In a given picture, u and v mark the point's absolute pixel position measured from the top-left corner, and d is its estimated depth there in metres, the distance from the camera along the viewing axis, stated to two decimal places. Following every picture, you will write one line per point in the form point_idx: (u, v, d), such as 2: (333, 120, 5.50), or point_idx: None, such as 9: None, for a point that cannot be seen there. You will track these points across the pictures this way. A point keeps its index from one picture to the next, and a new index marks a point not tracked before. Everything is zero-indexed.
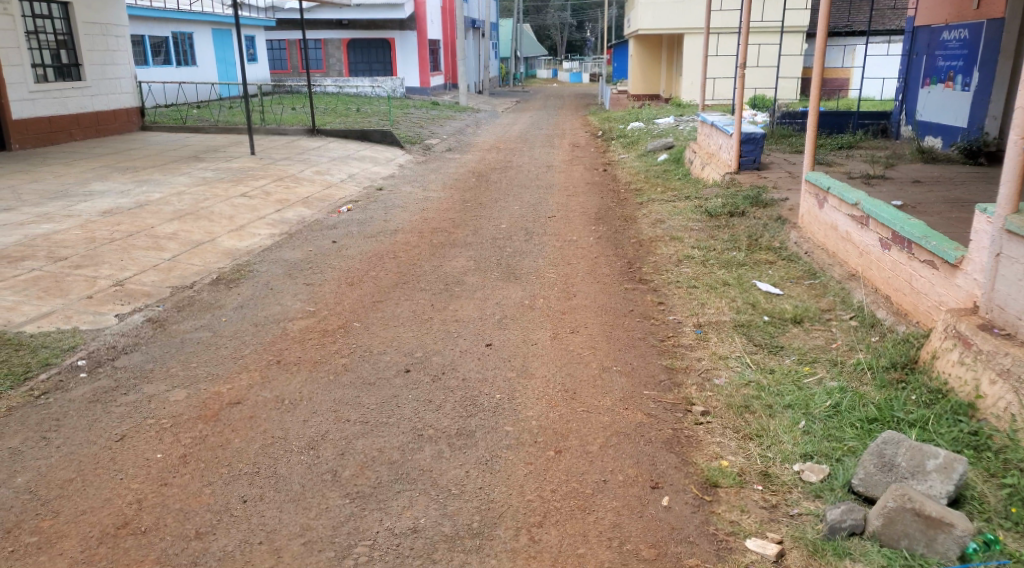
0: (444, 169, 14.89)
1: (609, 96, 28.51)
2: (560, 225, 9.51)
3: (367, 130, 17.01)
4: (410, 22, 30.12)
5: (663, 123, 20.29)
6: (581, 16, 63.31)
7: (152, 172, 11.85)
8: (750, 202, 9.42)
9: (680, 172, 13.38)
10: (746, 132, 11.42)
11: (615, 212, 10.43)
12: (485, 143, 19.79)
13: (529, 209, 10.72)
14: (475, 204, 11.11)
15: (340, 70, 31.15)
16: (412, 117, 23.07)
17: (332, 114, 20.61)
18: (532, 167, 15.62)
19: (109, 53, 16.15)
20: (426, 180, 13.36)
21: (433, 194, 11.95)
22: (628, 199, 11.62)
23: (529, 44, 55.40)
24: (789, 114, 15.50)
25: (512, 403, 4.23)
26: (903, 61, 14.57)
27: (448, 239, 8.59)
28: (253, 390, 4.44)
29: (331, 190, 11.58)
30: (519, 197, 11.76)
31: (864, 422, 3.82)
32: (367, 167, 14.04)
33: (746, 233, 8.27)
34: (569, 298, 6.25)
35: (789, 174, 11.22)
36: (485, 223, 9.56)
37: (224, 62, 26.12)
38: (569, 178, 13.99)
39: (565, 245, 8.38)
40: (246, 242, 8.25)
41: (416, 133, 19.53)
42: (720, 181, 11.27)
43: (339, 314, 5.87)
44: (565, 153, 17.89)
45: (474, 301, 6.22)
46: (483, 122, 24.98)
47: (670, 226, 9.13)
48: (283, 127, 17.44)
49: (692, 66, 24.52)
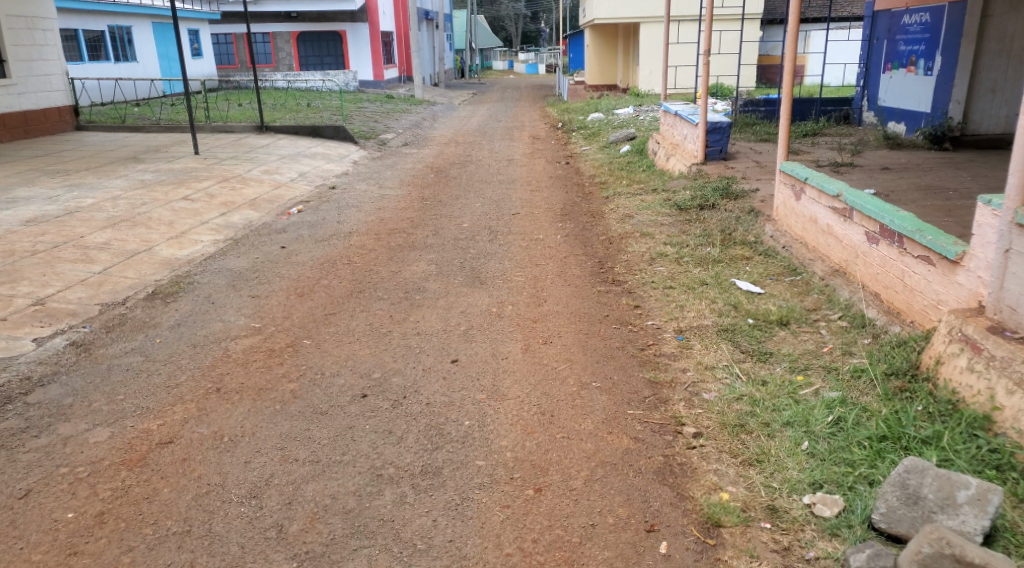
0: (400, 165, 14.33)
1: (566, 87, 28.14)
2: (524, 222, 9.08)
3: (319, 126, 16.34)
4: (361, 15, 29.37)
5: (623, 113, 19.95)
6: (534, 7, 62.80)
7: (86, 175, 11.11)
8: (720, 194, 9.07)
9: (644, 164, 13.01)
10: (711, 121, 11.09)
11: (582, 207, 10.01)
12: (443, 136, 19.24)
13: (491, 205, 10.26)
14: (433, 202, 10.59)
15: (290, 64, 30.28)
16: (367, 111, 22.40)
17: (282, 110, 19.85)
18: (492, 161, 15.14)
19: (36, 48, 15.24)
20: (382, 177, 12.80)
21: (390, 192, 11.40)
22: (593, 192, 11.23)
23: (483, 36, 54.71)
24: (751, 102, 15.25)
25: (481, 431, 3.77)
26: (865, 46, 14.39)
27: (407, 240, 8.08)
28: (187, 425, 3.92)
29: (280, 191, 10.97)
30: (480, 193, 11.27)
31: (873, 441, 3.44)
32: (319, 165, 13.42)
33: (719, 228, 7.91)
34: (540, 304, 5.81)
35: (756, 163, 10.93)
36: (445, 223, 9.06)
37: (166, 57, 25.14)
38: (530, 172, 13.55)
39: (531, 244, 7.93)
40: (187, 250, 7.64)
41: (371, 128, 18.91)
42: (687, 173, 10.93)
43: (288, 331, 5.35)
44: (525, 145, 17.45)
45: (436, 310, 5.74)
46: (439, 115, 24.40)
47: (639, 221, 8.73)
48: (230, 124, 16.68)
49: (650, 55, 24.22)
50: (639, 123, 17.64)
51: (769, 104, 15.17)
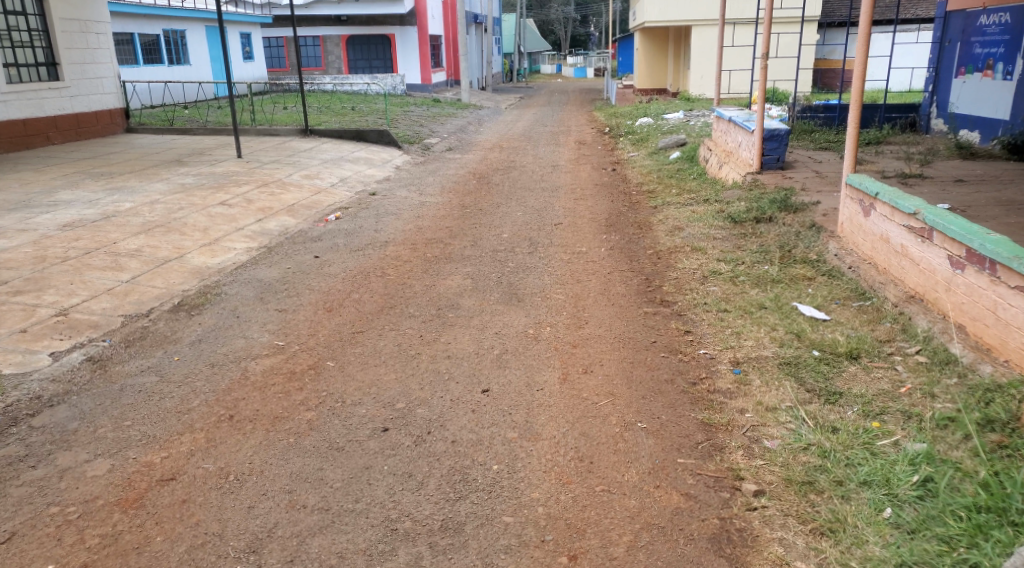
0: (442, 171, 14.02)
1: (615, 91, 27.62)
2: (568, 233, 8.65)
3: (363, 130, 16.16)
4: (411, 19, 29.28)
5: (672, 119, 19.38)
6: (584, 12, 62.34)
7: (127, 179, 11.01)
8: (778, 207, 8.52)
9: (695, 172, 12.48)
10: (769, 128, 10.52)
11: (629, 218, 9.53)
12: (487, 141, 18.92)
13: (534, 215, 9.87)
14: (474, 210, 10.24)
15: (340, 68, 30.37)
16: (412, 115, 22.22)
17: (327, 113, 19.76)
18: (536, 167, 14.76)
19: (89, 51, 15.32)
20: (424, 183, 12.52)
21: (431, 199, 11.10)
22: (641, 202, 10.74)
23: (531, 40, 54.40)
24: (810, 108, 14.57)
25: (511, 478, 3.39)
26: (933, 50, 13.64)
27: (445, 252, 7.73)
28: (192, 459, 3.59)
29: (320, 196, 10.75)
30: (523, 201, 10.88)
31: (970, 512, 2.96)
32: (360, 169, 13.20)
33: (777, 244, 7.37)
34: (581, 327, 5.39)
35: (816, 174, 10.32)
36: (485, 233, 8.69)
37: (219, 60, 25.32)
38: (576, 179, 13.12)
39: (573, 258, 7.49)
40: (218, 258, 7.40)
41: (416, 132, 18.68)
42: (741, 183, 10.38)
43: (312, 350, 5.01)
44: (571, 151, 17.02)
45: (470, 330, 5.36)
46: (485, 119, 24.11)
47: (689, 235, 8.24)
48: (275, 127, 16.59)
49: (700, 60, 23.60)
50: (690, 130, 17.07)
51: (828, 111, 14.48)
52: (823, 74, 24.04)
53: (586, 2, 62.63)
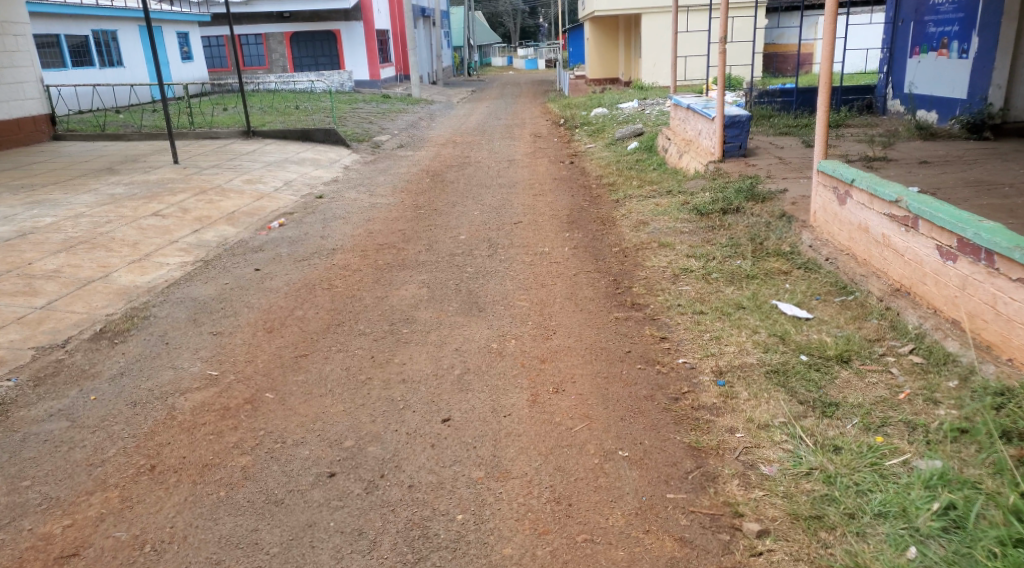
0: (394, 170, 13.45)
1: (567, 81, 27.23)
2: (527, 232, 8.21)
3: (309, 130, 15.49)
4: (355, 14, 28.48)
5: (627, 108, 19.06)
6: (533, 3, 61.90)
7: (52, 191, 10.25)
8: (745, 197, 8.17)
9: (655, 162, 12.14)
10: (729, 115, 10.19)
11: (590, 213, 9.12)
12: (440, 137, 18.38)
13: (491, 213, 9.40)
14: (428, 211, 9.73)
15: (284, 67, 29.46)
16: (361, 113, 21.55)
17: (271, 113, 18.99)
18: (491, 162, 14.27)
19: (6, 54, 14.40)
20: (374, 184, 11.96)
21: (382, 200, 10.55)
22: (601, 196, 10.35)
23: (481, 33, 53.78)
24: (767, 92, 14.36)
25: (478, 531, 2.99)
26: (887, 30, 13.48)
27: (398, 258, 7.21)
28: (101, 527, 3.09)
29: (262, 202, 10.13)
30: (479, 199, 10.41)
31: (1004, 547, 2.60)
32: (307, 172, 12.58)
33: (747, 237, 7.01)
34: (548, 338, 4.94)
35: (779, 160, 10.03)
36: (440, 236, 8.19)
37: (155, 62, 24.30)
38: (533, 174, 12.68)
39: (535, 259, 7.05)
40: (148, 276, 6.78)
41: (365, 130, 18.04)
42: (703, 173, 10.04)
43: (249, 381, 4.47)
44: (527, 144, 16.57)
45: (426, 348, 4.87)
46: (437, 114, 23.53)
47: (655, 229, 7.86)
48: (216, 130, 15.82)
49: (652, 47, 23.32)
50: (646, 118, 16.75)
51: (786, 95, 14.27)
52: (774, 58, 23.95)
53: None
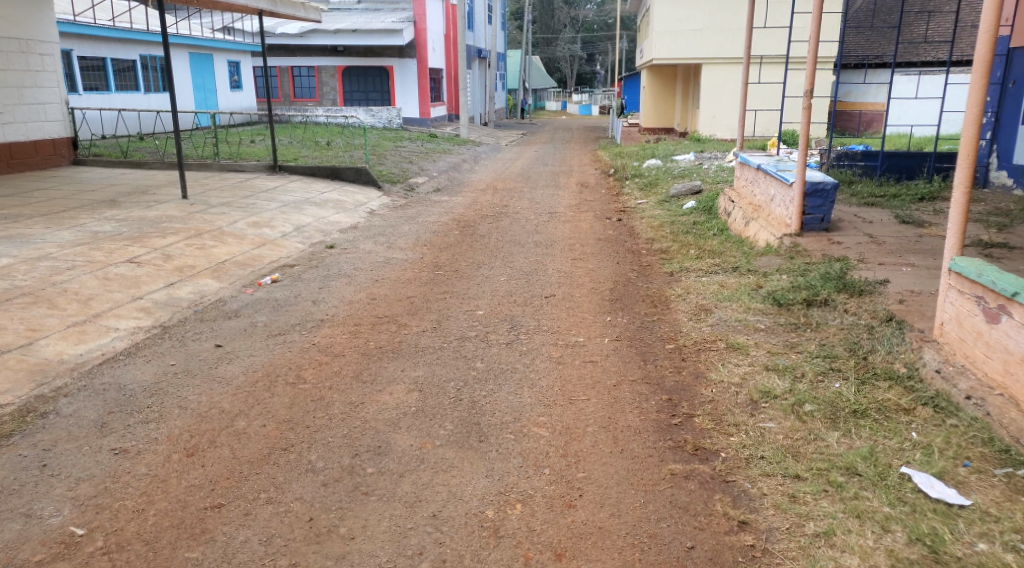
0: (422, 217, 12.13)
1: (620, 128, 25.91)
2: (560, 311, 6.70)
3: (338, 167, 14.32)
4: (409, 50, 27.69)
5: (683, 161, 17.61)
6: (591, 49, 61.25)
7: (33, 224, 9.07)
8: (835, 287, 6.54)
9: (716, 228, 10.55)
10: (811, 182, 8.56)
11: (639, 290, 7.54)
12: (482, 182, 17.04)
13: (521, 280, 7.92)
14: (448, 272, 8.28)
15: (335, 99, 28.73)
16: (403, 151, 20.44)
17: (305, 147, 17.94)
18: (531, 214, 12.87)
19: (30, 73, 13.53)
20: (396, 233, 10.60)
21: (398, 255, 9.17)
22: (653, 266, 8.81)
23: (537, 76, 52.94)
24: (848, 154, 12.71)
25: None
26: (992, 91, 11.77)
27: (395, 341, 5.72)
28: None
29: (262, 250, 8.85)
30: (509, 260, 8.91)
31: None
32: (324, 215, 11.31)
33: (845, 346, 5.38)
34: (571, 507, 3.43)
35: (871, 238, 8.40)
36: (453, 310, 6.69)
37: (202, 88, 23.69)
38: (577, 232, 11.18)
39: (566, 355, 5.46)
40: (83, 345, 5.41)
41: (402, 170, 16.85)
42: (779, 248, 8.41)
43: (121, 556, 3.08)
44: (572, 195, 15.15)
45: (392, 511, 3.38)
46: (482, 156, 22.36)
47: (722, 321, 6.23)
48: (240, 162, 14.73)
49: (717, 97, 21.80)
50: (704, 174, 15.23)
51: (868, 158, 12.54)
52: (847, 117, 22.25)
53: (592, 40, 61.62)
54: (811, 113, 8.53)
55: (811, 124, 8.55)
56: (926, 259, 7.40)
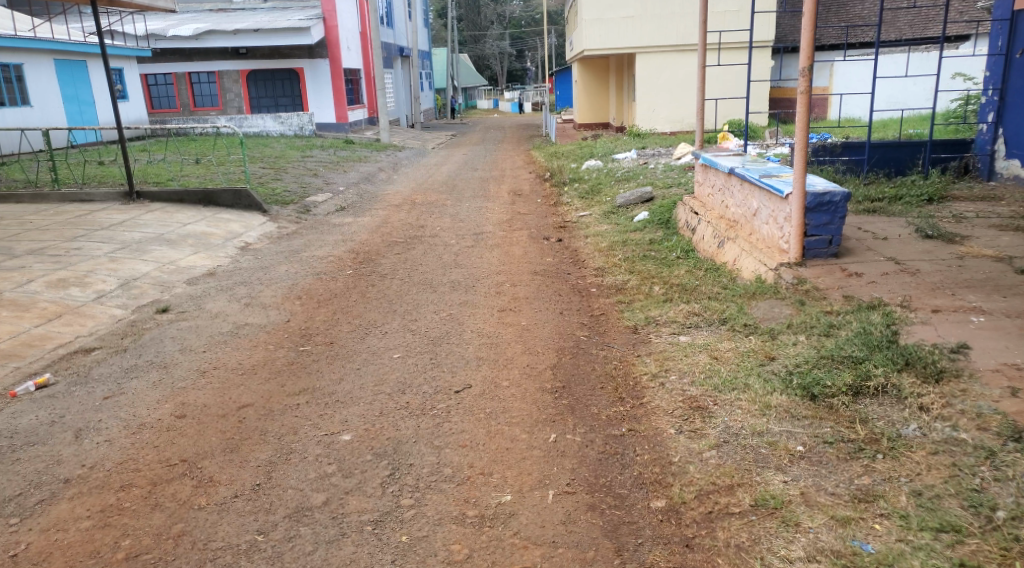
0: (311, 248, 9.56)
1: (554, 125, 23.64)
2: (471, 424, 4.21)
3: (212, 189, 11.62)
4: (319, 49, 24.78)
5: (625, 160, 15.40)
6: (520, 44, 59.23)
7: None
8: (891, 361, 4.22)
9: (681, 250, 8.28)
10: (817, 194, 6.26)
11: (595, 366, 5.11)
12: (398, 195, 14.47)
13: (423, 354, 5.43)
14: (319, 346, 5.73)
15: (240, 107, 25.76)
16: (309, 162, 17.74)
17: (183, 165, 15.11)
18: (453, 236, 10.41)
19: None
20: (267, 278, 7.97)
21: (260, 316, 6.60)
22: (608, 314, 6.43)
23: (465, 74, 50.20)
24: (826, 146, 10.51)
25: None
26: (992, 63, 9.81)
27: (167, 539, 3.23)
28: None
29: (53, 325, 6.19)
30: (410, 317, 6.39)
31: None
32: (175, 256, 8.66)
33: (965, 502, 3.07)
34: None
35: (900, 264, 6.21)
36: (298, 434, 4.17)
37: (76, 100, 20.38)
38: (507, 261, 8.77)
39: (477, 550, 3.11)
40: None
41: (301, 186, 14.18)
42: (777, 286, 6.14)
43: None
44: (502, 207, 12.75)
45: None
46: (402, 163, 19.80)
47: (730, 438, 3.85)
48: (90, 189, 11.90)
49: (658, 87, 19.68)
50: (654, 175, 12.99)
51: (851, 150, 10.42)
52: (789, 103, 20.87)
53: (521, 35, 59.47)
54: (811, 100, 6.26)
55: (811, 116, 6.28)
56: (996, 299, 5.21)
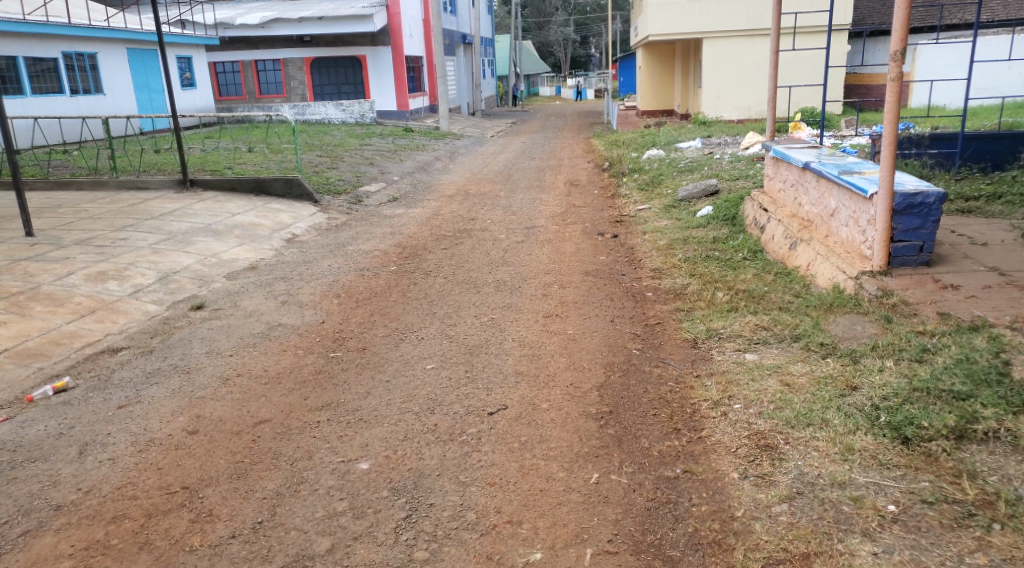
0: (356, 241, 9.23)
1: (617, 112, 22.90)
2: (503, 457, 3.72)
3: (263, 178, 11.41)
4: (382, 35, 24.54)
5: (690, 149, 14.65)
6: (585, 30, 58.33)
7: None
8: (1004, 403, 3.57)
9: (748, 251, 7.60)
10: (908, 195, 5.53)
11: (648, 388, 4.55)
12: (452, 185, 14.07)
13: (458, 366, 4.97)
14: (351, 353, 5.32)
15: (304, 94, 25.77)
16: (367, 150, 17.52)
17: (240, 153, 15.02)
18: (504, 230, 9.94)
19: None
20: (308, 274, 7.64)
21: (294, 316, 6.25)
22: (666, 323, 5.85)
23: (528, 60, 49.56)
24: (911, 137, 9.61)
25: None
26: None
27: None
28: None
29: (83, 322, 5.95)
30: (450, 322, 5.94)
31: None
32: (218, 248, 8.42)
33: None
34: None
35: (1003, 276, 5.45)
36: (313, 459, 3.76)
37: (146, 88, 20.52)
38: (559, 259, 8.25)
39: None
40: None
41: (354, 175, 13.91)
42: (858, 298, 5.45)
43: None
44: (558, 199, 12.21)
45: None
46: (460, 151, 19.42)
47: (805, 489, 3.33)
48: (145, 177, 11.83)
49: (728, 73, 18.74)
50: (720, 167, 12.25)
51: (940, 142, 9.49)
52: (866, 89, 19.65)
53: (585, 21, 58.52)
54: (903, 87, 5.52)
55: (902, 106, 5.54)
56: None
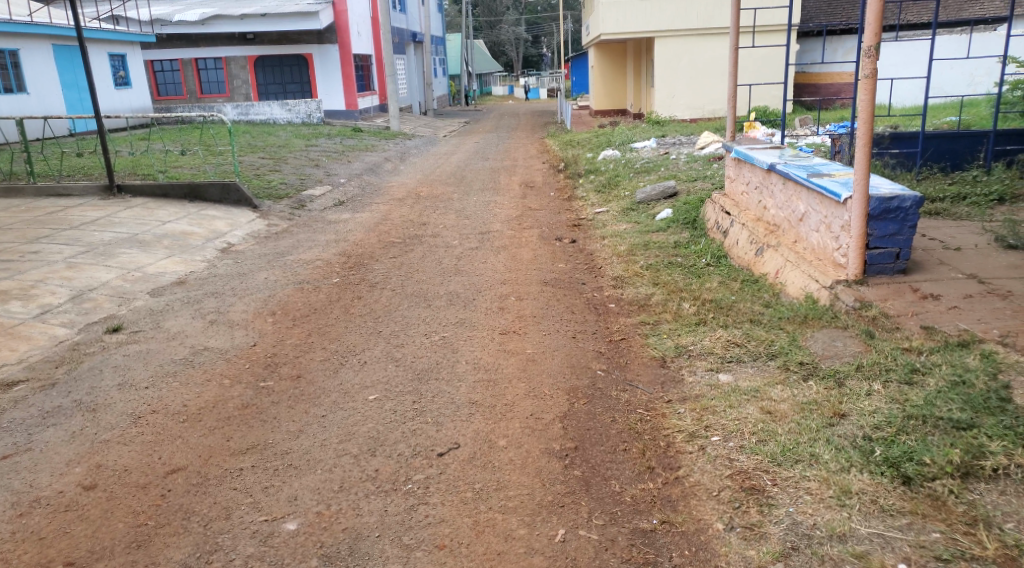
0: (297, 250, 8.62)
1: (570, 112, 22.55)
2: (454, 511, 3.23)
3: (198, 183, 10.68)
4: (328, 33, 23.77)
5: (646, 149, 14.33)
6: (536, 30, 58.06)
7: None
8: (1008, 434, 3.23)
9: (712, 257, 7.23)
10: (883, 199, 5.18)
11: (616, 417, 4.09)
12: (402, 188, 13.50)
13: (405, 395, 4.44)
14: (285, 381, 4.76)
15: (248, 93, 24.80)
16: (312, 151, 16.81)
17: (176, 156, 14.17)
18: (456, 236, 9.42)
19: None
20: (242, 288, 7.03)
21: (223, 338, 5.64)
22: (630, 339, 5.41)
23: (480, 60, 49.06)
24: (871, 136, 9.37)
25: None
26: None
27: None
28: None
29: None
30: (397, 342, 5.42)
31: None
32: (144, 260, 7.73)
33: None
34: None
35: (984, 284, 5.14)
36: (232, 519, 3.22)
37: (76, 87, 19.44)
38: (515, 267, 7.76)
39: None
40: None
41: (298, 178, 13.24)
42: (835, 309, 5.09)
43: None
44: (512, 202, 11.74)
45: None
46: (411, 151, 18.82)
47: (800, 544, 2.93)
48: (68, 182, 10.98)
49: (682, 72, 18.51)
50: (677, 167, 11.92)
51: (901, 142, 9.28)
52: (816, 88, 19.64)
53: (537, 21, 58.23)
54: (876, 85, 5.17)
55: (875, 104, 5.19)
56: None
